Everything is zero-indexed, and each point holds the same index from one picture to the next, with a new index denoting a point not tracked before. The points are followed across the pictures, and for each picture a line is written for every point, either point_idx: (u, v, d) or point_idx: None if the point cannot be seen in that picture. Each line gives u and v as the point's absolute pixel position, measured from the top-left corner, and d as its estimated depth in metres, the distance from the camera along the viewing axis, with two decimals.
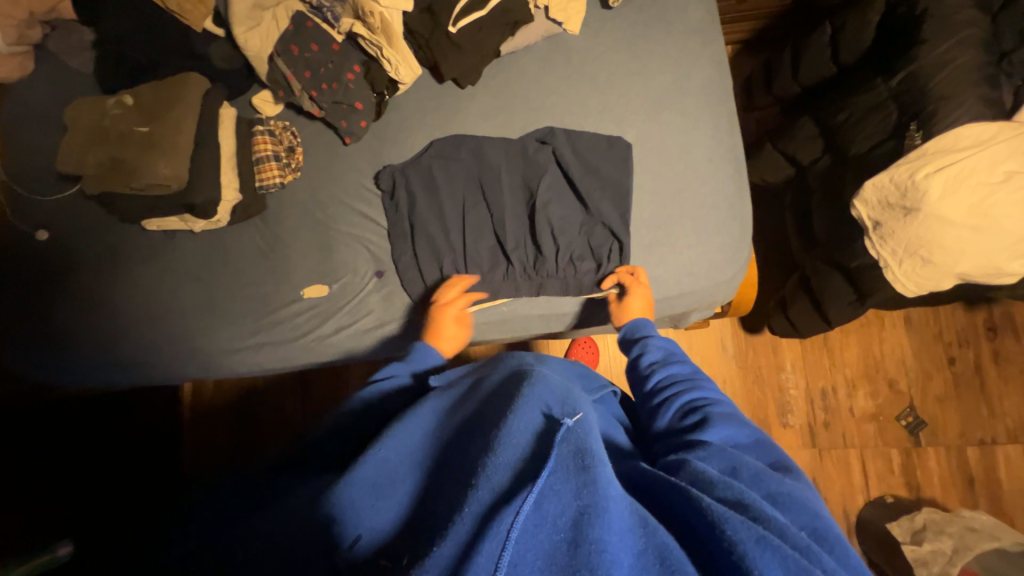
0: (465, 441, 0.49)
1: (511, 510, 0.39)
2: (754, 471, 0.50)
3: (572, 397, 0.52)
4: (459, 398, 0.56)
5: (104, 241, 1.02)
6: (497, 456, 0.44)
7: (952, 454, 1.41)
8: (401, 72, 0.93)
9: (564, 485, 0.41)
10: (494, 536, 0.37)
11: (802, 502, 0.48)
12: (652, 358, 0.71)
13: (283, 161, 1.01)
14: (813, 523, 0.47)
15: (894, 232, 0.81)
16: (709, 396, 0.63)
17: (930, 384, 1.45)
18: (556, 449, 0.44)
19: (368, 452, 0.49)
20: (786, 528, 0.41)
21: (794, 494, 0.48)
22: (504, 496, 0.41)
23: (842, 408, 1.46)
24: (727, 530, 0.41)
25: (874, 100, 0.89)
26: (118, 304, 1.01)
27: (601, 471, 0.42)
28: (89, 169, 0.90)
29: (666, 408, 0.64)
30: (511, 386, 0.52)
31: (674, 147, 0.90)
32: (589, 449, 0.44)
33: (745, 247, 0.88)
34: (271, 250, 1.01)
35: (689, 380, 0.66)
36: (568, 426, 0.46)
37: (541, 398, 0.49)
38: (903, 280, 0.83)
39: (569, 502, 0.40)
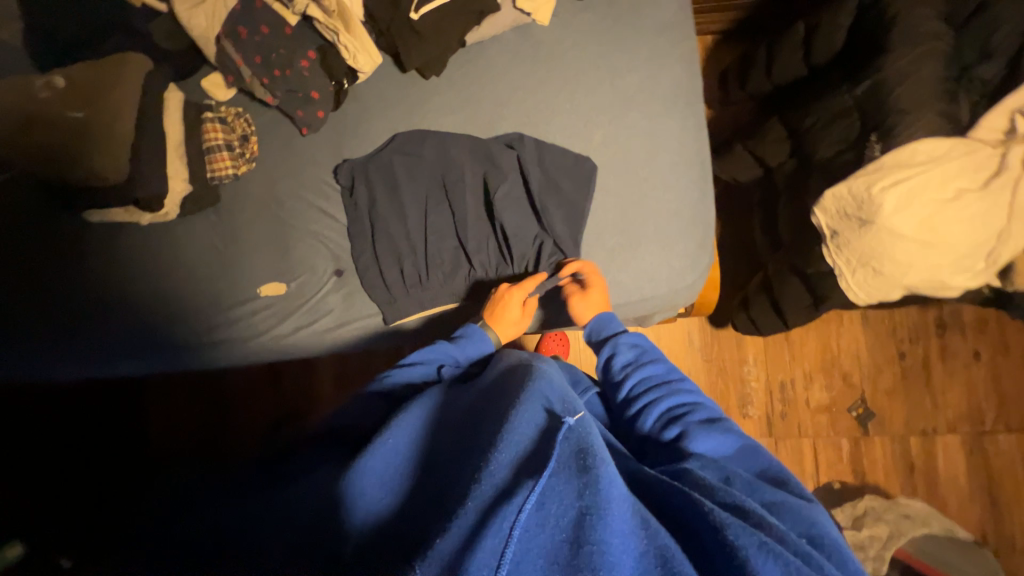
0: (469, 431, 0.53)
1: (512, 505, 0.41)
2: (747, 481, 0.54)
3: (573, 397, 0.56)
4: (465, 392, 0.62)
5: (35, 233, 0.94)
6: (501, 453, 0.45)
7: (896, 443, 1.50)
8: (359, 60, 0.88)
9: (566, 483, 0.44)
10: (496, 534, 0.39)
11: (791, 510, 0.51)
12: (624, 360, 0.70)
13: (237, 151, 0.96)
14: (807, 530, 0.49)
15: (849, 242, 0.82)
16: (688, 401, 0.64)
17: (881, 378, 1.52)
18: (558, 447, 0.46)
19: (376, 440, 0.52)
20: (786, 535, 0.45)
21: (784, 504, 0.51)
22: (506, 493, 0.42)
23: (798, 400, 1.53)
24: (728, 534, 0.43)
25: (838, 107, 0.88)
26: (57, 299, 0.93)
27: (604, 471, 0.44)
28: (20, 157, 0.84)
29: (645, 418, 0.64)
30: (516, 384, 0.56)
31: (641, 150, 0.89)
32: (591, 447, 0.46)
33: (706, 254, 0.88)
34: (224, 245, 0.96)
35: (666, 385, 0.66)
36: (570, 426, 0.49)
37: (542, 394, 0.53)
38: (855, 289, 0.84)
39: (572, 503, 0.42)
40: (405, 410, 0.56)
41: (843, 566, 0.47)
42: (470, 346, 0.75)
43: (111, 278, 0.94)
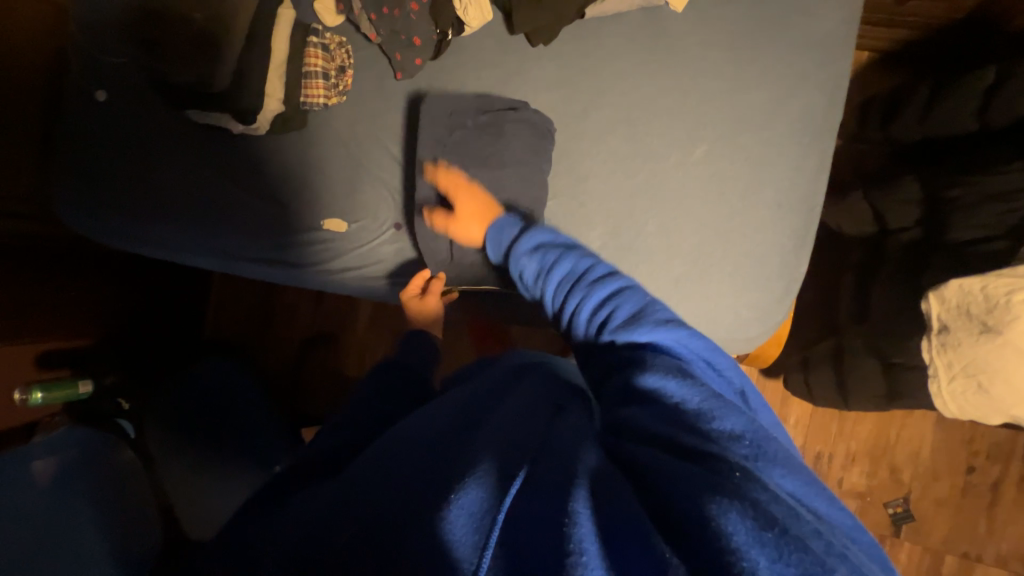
0: (464, 414, 0.50)
1: (498, 485, 0.39)
2: (676, 376, 0.46)
3: (579, 390, 0.54)
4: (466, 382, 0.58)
5: (143, 115, 1.01)
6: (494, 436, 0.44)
7: (926, 555, 1.36)
8: (468, 13, 0.84)
9: (558, 466, 0.41)
10: (476, 512, 0.37)
11: (748, 416, 0.43)
12: (532, 271, 0.66)
13: (331, 81, 0.96)
14: (741, 421, 0.42)
15: (958, 345, 0.70)
16: (614, 294, 0.58)
17: (935, 485, 1.36)
18: (548, 432, 0.45)
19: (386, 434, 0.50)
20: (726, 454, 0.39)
21: (737, 409, 0.43)
22: (488, 466, 0.41)
23: (831, 477, 1.40)
24: (688, 492, 0.36)
25: (1002, 188, 0.75)
26: (152, 184, 1.00)
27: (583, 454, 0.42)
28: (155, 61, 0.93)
29: (589, 318, 0.58)
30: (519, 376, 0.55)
31: (742, 179, 0.79)
32: (585, 438, 0.44)
33: (781, 311, 0.79)
34: (300, 172, 0.99)
35: (604, 282, 0.60)
36: (570, 420, 0.47)
37: (544, 393, 0.51)
38: (946, 398, 0.73)
39: (562, 481, 0.39)
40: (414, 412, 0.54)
41: (776, 451, 0.40)
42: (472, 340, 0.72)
43: (200, 176, 1.00)
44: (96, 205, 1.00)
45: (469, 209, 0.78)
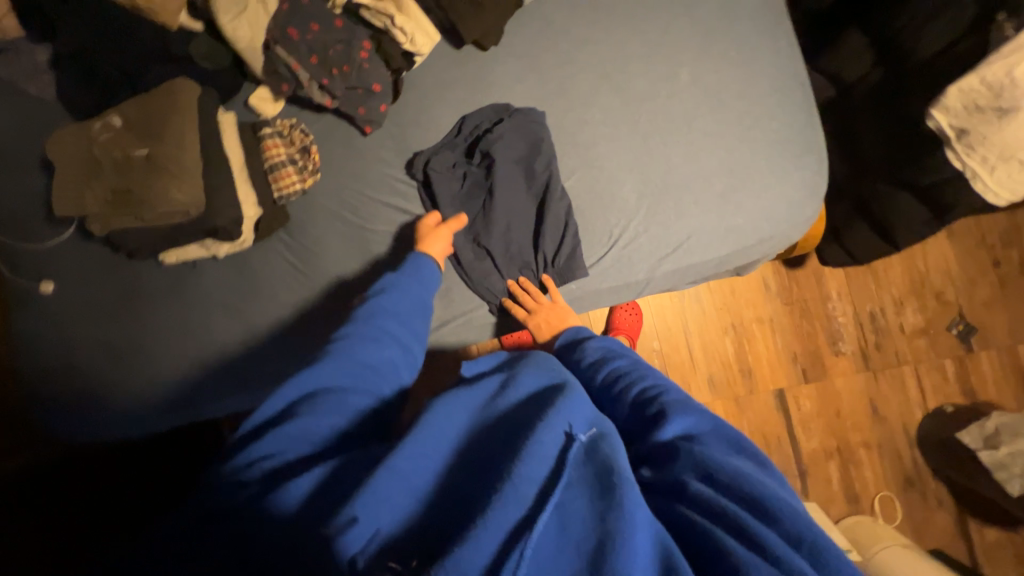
0: (494, 447, 0.48)
1: (531, 528, 0.40)
2: (732, 478, 0.45)
3: (601, 419, 0.52)
4: (488, 397, 0.55)
5: (114, 283, 0.91)
6: (525, 467, 0.44)
7: (1003, 354, 1.43)
8: (417, 41, 0.83)
9: (588, 508, 0.42)
10: (514, 560, 0.38)
11: (795, 511, 0.43)
12: (591, 359, 0.65)
13: (300, 164, 0.90)
14: (803, 534, 0.41)
15: (985, 137, 0.75)
16: (659, 383, 0.58)
17: (977, 290, 1.44)
18: (574, 468, 0.46)
19: (399, 445, 0.47)
20: (788, 558, 0.38)
21: (785, 505, 0.43)
22: (525, 513, 0.41)
23: (891, 327, 1.46)
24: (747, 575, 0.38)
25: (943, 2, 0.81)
26: (150, 349, 0.89)
27: (626, 493, 0.42)
28: (92, 209, 0.79)
29: (615, 404, 0.59)
30: (549, 391, 0.53)
31: (734, 82, 0.82)
32: (617, 465, 0.45)
33: (823, 180, 0.82)
34: (305, 265, 0.91)
35: (630, 369, 0.61)
36: (587, 446, 0.48)
37: (564, 416, 0.49)
38: (994, 188, 0.78)
39: (592, 525, 0.41)
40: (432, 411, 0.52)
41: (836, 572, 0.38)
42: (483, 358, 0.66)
43: (203, 315, 0.90)
44: (105, 396, 0.88)
45: (557, 318, 0.78)
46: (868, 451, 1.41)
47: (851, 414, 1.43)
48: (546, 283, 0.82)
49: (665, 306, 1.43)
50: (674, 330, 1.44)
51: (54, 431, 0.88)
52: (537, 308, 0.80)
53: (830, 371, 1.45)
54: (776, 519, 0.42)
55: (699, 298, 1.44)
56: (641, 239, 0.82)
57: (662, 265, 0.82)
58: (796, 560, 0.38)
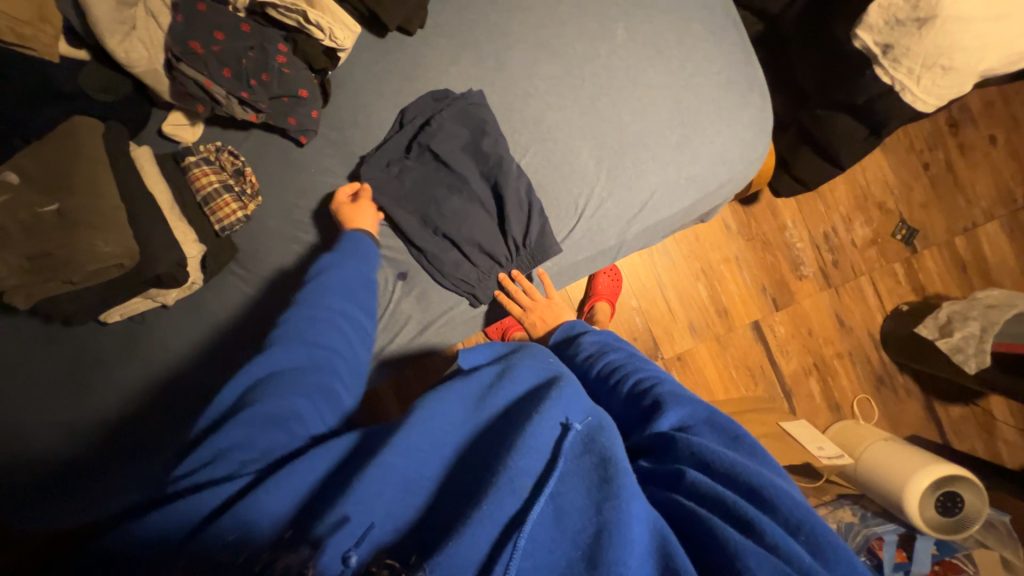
0: (491, 441, 0.48)
1: (525, 522, 0.40)
2: (727, 464, 0.45)
3: (596, 409, 0.52)
4: (486, 386, 0.54)
5: (57, 356, 0.83)
6: (522, 461, 0.43)
7: (943, 248, 1.55)
8: (338, 35, 0.76)
9: (584, 498, 0.43)
10: (510, 552, 0.39)
11: (794, 500, 0.42)
12: (587, 351, 0.67)
13: (236, 189, 0.82)
14: (801, 520, 0.41)
15: (908, 50, 0.78)
16: (654, 375, 0.58)
17: (914, 195, 1.54)
18: (570, 460, 0.46)
19: (397, 436, 0.46)
20: (787, 545, 0.38)
21: (782, 491, 0.43)
22: (523, 507, 0.42)
23: (845, 243, 1.55)
24: (745, 563, 0.38)
25: None
26: (115, 417, 0.83)
27: (624, 482, 0.42)
28: (8, 281, 0.70)
29: (610, 394, 0.60)
30: (545, 382, 0.53)
31: (670, 31, 0.81)
32: (614, 451, 0.46)
33: (769, 114, 0.83)
34: (267, 296, 0.85)
35: (624, 362, 0.62)
36: (583, 433, 0.47)
37: (561, 406, 0.49)
38: (923, 97, 0.82)
39: (589, 518, 0.41)
40: (429, 403, 0.50)
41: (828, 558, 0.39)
42: (480, 348, 0.66)
43: (168, 369, 0.84)
44: (76, 476, 0.82)
45: (552, 316, 0.81)
46: (842, 361, 1.52)
47: (822, 331, 1.53)
48: (541, 277, 0.83)
49: (638, 264, 1.46)
50: (650, 285, 1.47)
51: (27, 526, 0.81)
52: (535, 306, 0.82)
53: (797, 295, 1.53)
54: (774, 508, 0.42)
55: (668, 250, 1.48)
56: (607, 204, 0.82)
57: (632, 226, 0.83)
58: (795, 547, 0.38)
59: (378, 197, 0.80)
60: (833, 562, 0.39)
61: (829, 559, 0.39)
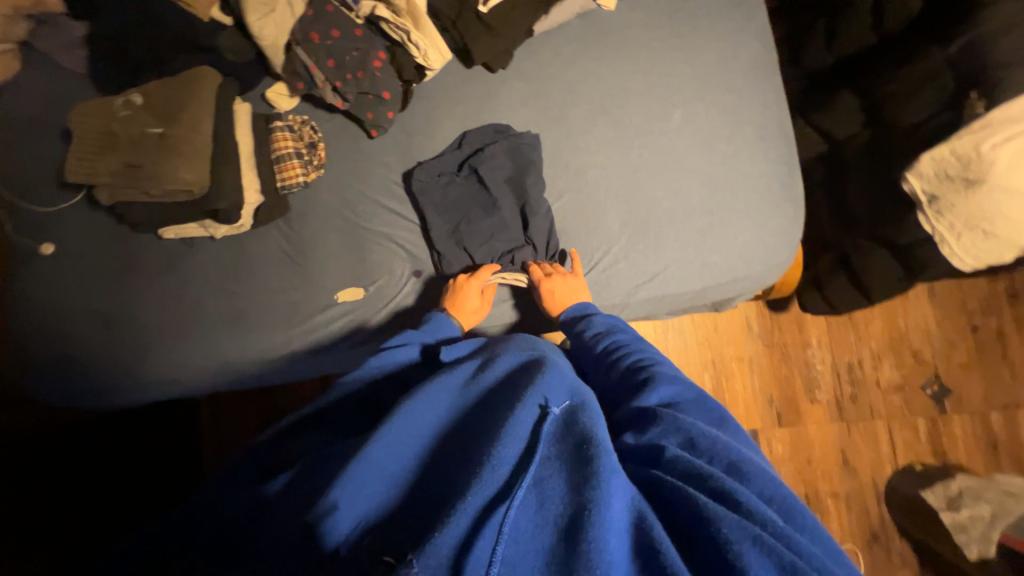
0: (471, 432, 0.52)
1: (506, 503, 0.43)
2: (711, 440, 0.50)
3: (581, 392, 0.57)
4: (469, 376, 0.61)
5: (114, 253, 0.95)
6: (505, 448, 0.46)
7: (976, 419, 1.45)
8: (429, 57, 0.87)
9: (563, 484, 0.45)
10: (489, 529, 0.41)
11: (766, 473, 0.48)
12: (595, 330, 0.72)
13: (305, 158, 0.94)
14: (775, 491, 0.46)
15: (953, 205, 0.79)
16: (654, 356, 0.65)
17: (955, 353, 1.47)
18: (551, 444, 0.49)
19: (380, 429, 0.50)
20: (766, 515, 0.41)
21: (755, 462, 0.49)
22: (503, 491, 0.44)
23: (868, 381, 1.48)
24: (721, 529, 0.40)
25: (929, 70, 0.85)
26: (141, 319, 0.94)
27: (604, 461, 0.45)
28: (102, 178, 0.83)
29: (609, 372, 0.65)
30: (526, 376, 0.58)
31: (723, 128, 0.87)
32: (593, 435, 0.49)
33: (799, 228, 0.86)
34: (300, 255, 0.94)
35: (628, 344, 0.68)
36: (559, 420, 0.51)
37: (540, 391, 0.54)
38: (961, 254, 0.81)
39: (568, 500, 0.43)
40: (415, 396, 0.55)
41: (794, 519, 0.44)
42: (462, 345, 0.72)
43: (194, 294, 0.95)
44: (86, 363, 0.92)
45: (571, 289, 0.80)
46: (836, 502, 1.42)
47: (822, 463, 1.44)
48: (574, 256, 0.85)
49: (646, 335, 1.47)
50: None
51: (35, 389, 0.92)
52: (548, 285, 0.82)
53: (804, 417, 1.47)
54: (750, 479, 0.46)
55: (682, 331, 1.47)
56: (621, 264, 0.86)
57: (638, 292, 0.86)
58: (768, 512, 0.42)
59: (422, 202, 0.88)
60: (803, 526, 0.44)
61: (800, 522, 0.44)
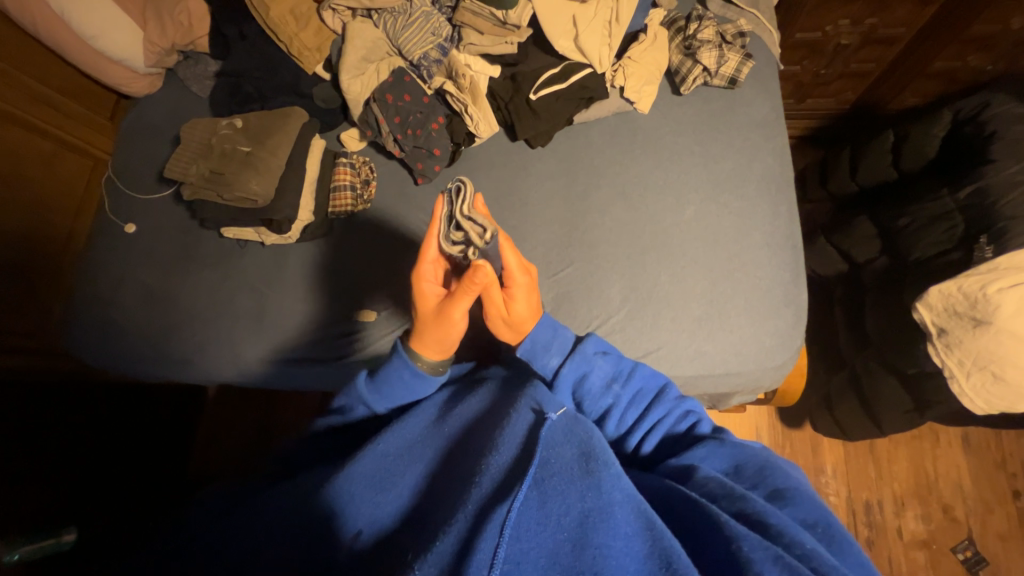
0: (458, 449, 0.60)
1: (508, 504, 0.46)
2: (758, 466, 0.55)
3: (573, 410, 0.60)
4: (448, 403, 0.69)
5: (182, 242, 1.12)
6: (500, 455, 0.52)
7: None
8: (480, 127, 1.02)
9: (567, 485, 0.49)
10: (490, 531, 0.44)
11: (806, 494, 0.52)
12: (606, 376, 0.66)
13: (358, 192, 1.08)
14: (818, 517, 0.49)
15: (961, 342, 0.78)
16: (688, 408, 0.66)
17: (992, 518, 1.31)
18: (546, 448, 0.52)
19: (366, 448, 0.59)
20: (795, 539, 0.45)
21: (796, 485, 0.53)
22: (502, 488, 0.49)
23: (888, 528, 1.33)
24: (740, 545, 0.44)
25: (937, 210, 0.89)
26: (182, 304, 1.07)
27: (603, 472, 0.49)
28: (190, 178, 0.99)
29: (646, 428, 0.65)
30: (514, 394, 0.64)
31: (732, 229, 0.93)
32: (595, 449, 0.52)
33: (799, 335, 0.88)
34: (333, 272, 1.06)
35: (651, 395, 0.66)
36: (554, 422, 0.55)
37: (533, 398, 0.60)
38: (971, 394, 0.79)
39: (573, 503, 0.47)
40: (400, 421, 0.64)
41: (842, 551, 0.48)
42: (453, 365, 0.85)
43: (230, 290, 1.07)
44: (131, 330, 1.07)
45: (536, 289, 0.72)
46: None
47: None
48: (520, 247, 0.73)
49: None
50: None
51: (81, 345, 1.07)
52: (511, 296, 0.70)
53: None
54: (790, 499, 0.51)
55: None
56: (617, 335, 0.89)
57: None
58: (799, 535, 0.45)
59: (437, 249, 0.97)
60: (841, 550, 0.48)
61: (841, 545, 0.48)
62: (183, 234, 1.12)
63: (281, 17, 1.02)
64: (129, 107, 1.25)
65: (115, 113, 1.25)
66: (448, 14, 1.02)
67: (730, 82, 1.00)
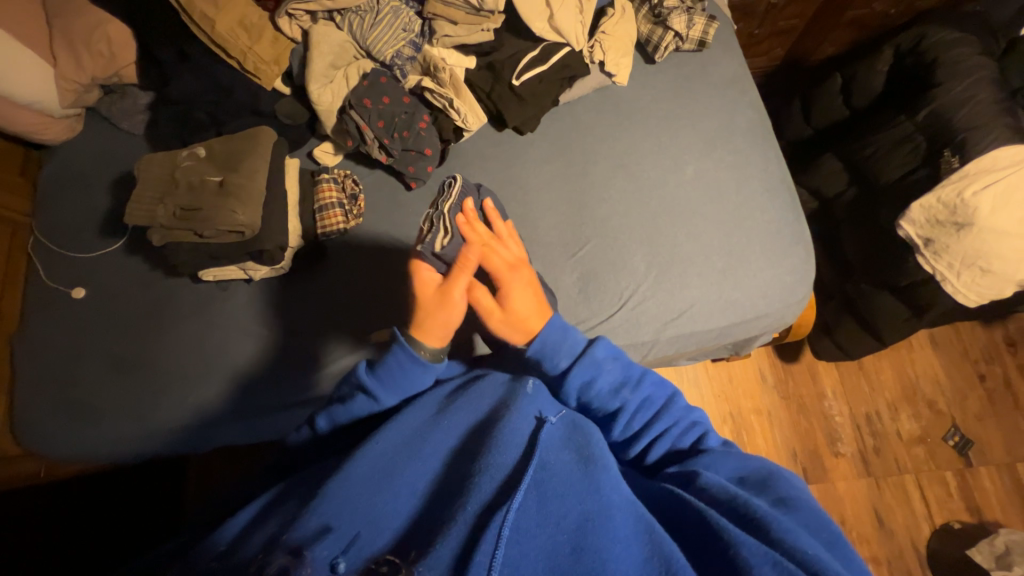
0: (459, 452, 0.57)
1: (506, 508, 0.46)
2: (760, 478, 0.56)
3: (578, 421, 0.62)
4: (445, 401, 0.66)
5: (148, 297, 0.99)
6: (499, 456, 0.53)
7: (1002, 471, 1.43)
8: (468, 120, 0.98)
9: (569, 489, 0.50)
10: (487, 538, 0.44)
11: (808, 502, 0.53)
12: (612, 380, 0.65)
13: (346, 208, 1.00)
14: (819, 526, 0.50)
15: (948, 246, 0.87)
16: (691, 416, 0.66)
17: (968, 403, 1.49)
18: (546, 451, 0.54)
19: (359, 449, 0.56)
20: (794, 541, 0.46)
21: (797, 494, 0.54)
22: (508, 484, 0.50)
23: (889, 433, 1.47)
24: (738, 548, 0.45)
25: (899, 136, 0.99)
26: (164, 364, 0.95)
27: (601, 476, 0.52)
28: (157, 220, 0.88)
29: (652, 436, 0.64)
30: (510, 397, 0.63)
31: (730, 180, 0.97)
32: (595, 451, 0.56)
33: (812, 268, 0.94)
34: (338, 296, 0.99)
35: (659, 401, 0.66)
36: (552, 423, 0.59)
37: (535, 406, 0.61)
38: (964, 290, 0.89)
39: (575, 506, 0.49)
40: (398, 417, 0.62)
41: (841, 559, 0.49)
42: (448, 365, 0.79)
43: (222, 336, 0.97)
44: (104, 408, 0.93)
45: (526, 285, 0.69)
46: (878, 567, 1.35)
47: (856, 523, 1.39)
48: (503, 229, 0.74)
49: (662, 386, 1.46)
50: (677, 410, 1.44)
51: (42, 439, 0.91)
52: (506, 292, 0.68)
53: (831, 473, 1.43)
54: (795, 509, 0.52)
55: (699, 383, 1.47)
56: (649, 302, 0.90)
57: (666, 329, 0.90)
58: (800, 541, 0.45)
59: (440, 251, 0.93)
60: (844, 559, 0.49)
61: (842, 552, 0.49)
62: (146, 287, 0.99)
63: (228, 30, 0.92)
64: (45, 158, 1.08)
65: (26, 167, 1.07)
66: (416, 7, 0.98)
67: (699, 45, 1.05)
